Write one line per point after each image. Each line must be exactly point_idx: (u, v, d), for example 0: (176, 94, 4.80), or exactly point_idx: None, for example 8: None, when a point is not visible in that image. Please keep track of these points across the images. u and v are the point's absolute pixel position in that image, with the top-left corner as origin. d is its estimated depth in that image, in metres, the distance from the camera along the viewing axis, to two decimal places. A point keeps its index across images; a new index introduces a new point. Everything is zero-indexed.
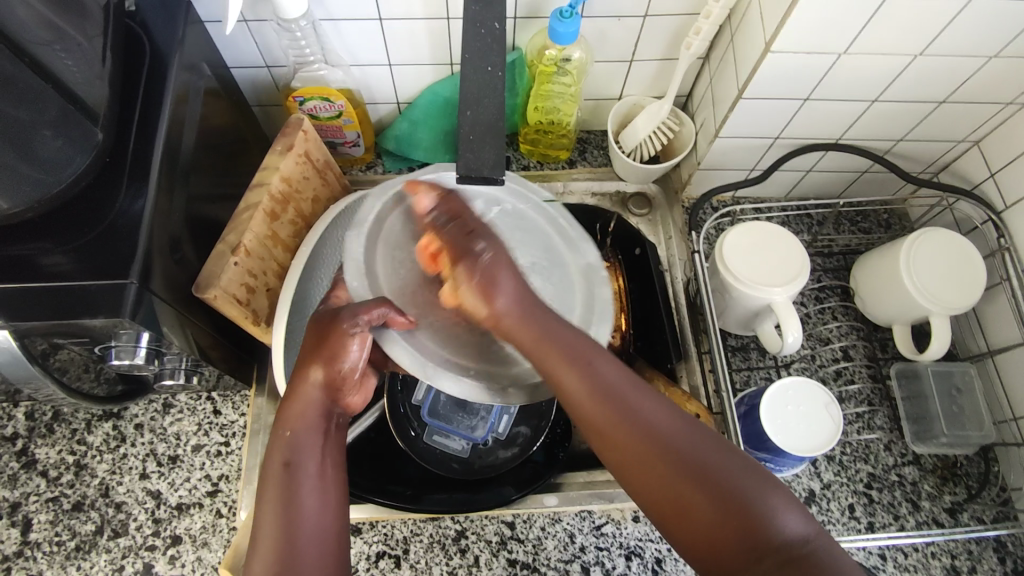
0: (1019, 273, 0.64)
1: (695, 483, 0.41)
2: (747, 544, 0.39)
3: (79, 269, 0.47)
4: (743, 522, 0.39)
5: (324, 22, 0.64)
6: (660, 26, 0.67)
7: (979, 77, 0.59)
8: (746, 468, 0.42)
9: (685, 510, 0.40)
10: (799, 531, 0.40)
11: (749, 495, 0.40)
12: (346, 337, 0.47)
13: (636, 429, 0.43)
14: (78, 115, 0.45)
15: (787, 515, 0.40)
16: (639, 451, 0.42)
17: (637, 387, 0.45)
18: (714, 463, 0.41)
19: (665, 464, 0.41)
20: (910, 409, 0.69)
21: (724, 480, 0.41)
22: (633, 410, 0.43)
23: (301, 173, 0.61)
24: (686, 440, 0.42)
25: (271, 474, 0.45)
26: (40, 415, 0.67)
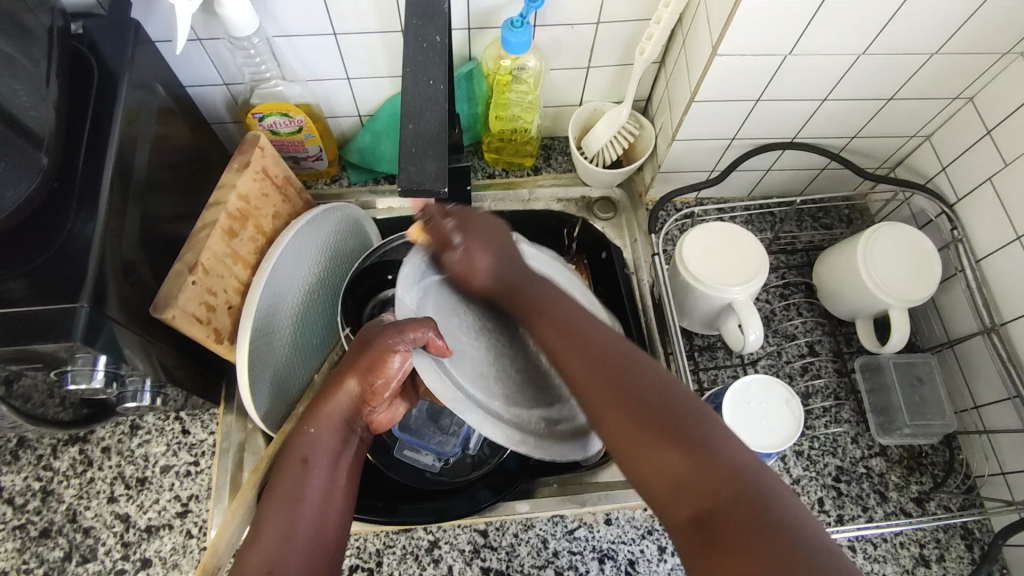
0: (972, 264, 0.66)
1: (639, 415, 0.42)
2: (676, 448, 0.40)
3: (31, 293, 0.47)
4: (681, 447, 0.40)
5: (277, 38, 0.65)
6: (614, 32, 0.68)
7: (923, 73, 0.60)
8: (693, 404, 0.43)
9: (621, 426, 0.42)
10: (737, 461, 0.39)
11: (687, 418, 0.42)
12: (389, 353, 0.48)
13: (589, 350, 0.47)
14: (22, 140, 0.45)
15: (725, 446, 0.40)
16: (593, 384, 0.45)
17: (599, 327, 0.49)
18: (664, 396, 0.43)
19: (613, 388, 0.44)
20: (874, 401, 0.70)
21: (670, 412, 0.42)
22: (591, 347, 0.47)
23: (259, 190, 0.61)
24: (638, 374, 0.45)
25: (286, 468, 0.48)
26: (4, 443, 0.66)
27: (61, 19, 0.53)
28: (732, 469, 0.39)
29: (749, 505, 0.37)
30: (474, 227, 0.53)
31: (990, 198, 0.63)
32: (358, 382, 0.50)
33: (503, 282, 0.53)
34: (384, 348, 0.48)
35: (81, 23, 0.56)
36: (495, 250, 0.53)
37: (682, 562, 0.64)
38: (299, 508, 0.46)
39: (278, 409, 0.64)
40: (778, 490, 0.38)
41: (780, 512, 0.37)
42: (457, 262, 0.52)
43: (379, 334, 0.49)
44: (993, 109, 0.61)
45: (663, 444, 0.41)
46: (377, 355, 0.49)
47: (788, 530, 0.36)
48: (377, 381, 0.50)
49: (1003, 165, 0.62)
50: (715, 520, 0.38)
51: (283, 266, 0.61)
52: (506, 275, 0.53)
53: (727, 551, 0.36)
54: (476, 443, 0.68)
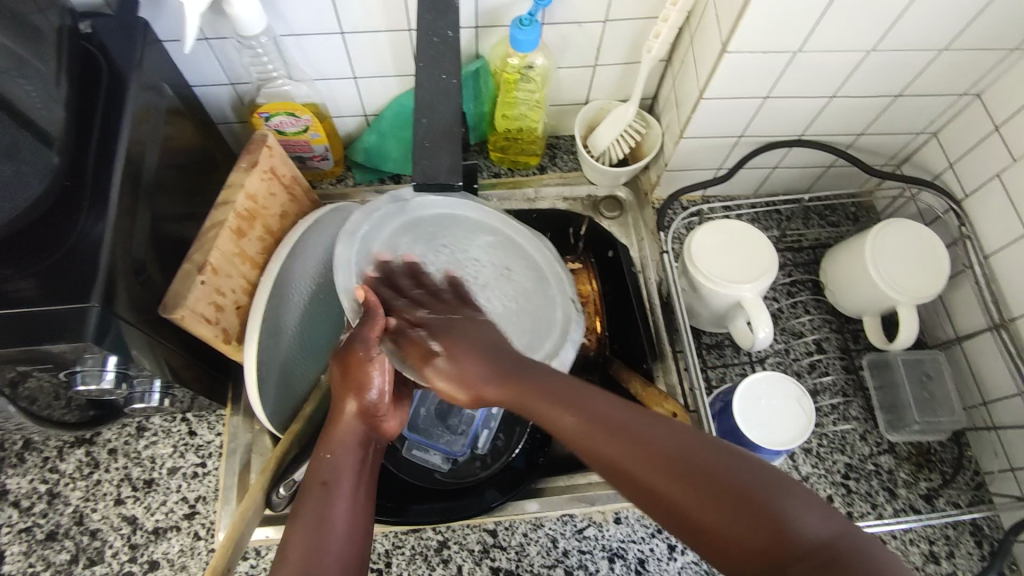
0: (981, 260, 0.66)
1: (713, 504, 0.37)
2: (758, 535, 0.36)
3: (41, 293, 0.46)
4: (768, 532, 0.36)
5: (285, 37, 0.64)
6: (622, 30, 0.68)
7: (931, 71, 0.60)
8: (761, 473, 0.38)
9: (693, 518, 0.37)
10: (824, 531, 0.36)
11: (760, 496, 0.37)
12: (369, 364, 0.49)
13: (618, 445, 0.40)
14: (32, 139, 0.45)
15: (808, 516, 0.36)
16: (648, 479, 0.39)
17: (626, 405, 0.42)
18: (725, 467, 0.38)
19: (671, 480, 0.38)
20: (883, 398, 0.70)
21: (741, 490, 0.37)
22: (629, 435, 0.40)
23: (267, 189, 0.61)
24: (695, 449, 0.39)
25: (306, 495, 0.45)
26: (10, 445, 0.66)
27: (69, 18, 0.53)
28: (824, 546, 0.35)
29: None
30: (449, 331, 0.49)
31: (999, 194, 0.64)
32: (357, 400, 0.49)
33: (499, 374, 0.46)
34: (357, 361, 0.49)
35: (89, 22, 0.56)
36: (477, 350, 0.48)
37: (693, 561, 0.64)
38: (329, 526, 0.44)
39: (286, 409, 0.64)
40: (877, 555, 0.35)
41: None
42: (439, 374, 0.47)
43: (348, 349, 0.50)
44: (1002, 105, 0.62)
45: (748, 530, 0.36)
46: (357, 369, 0.49)
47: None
48: (373, 395, 0.50)
49: (1012, 162, 0.62)
50: None
51: (291, 266, 0.61)
52: (497, 366, 0.46)
53: None
54: (484, 443, 0.69)
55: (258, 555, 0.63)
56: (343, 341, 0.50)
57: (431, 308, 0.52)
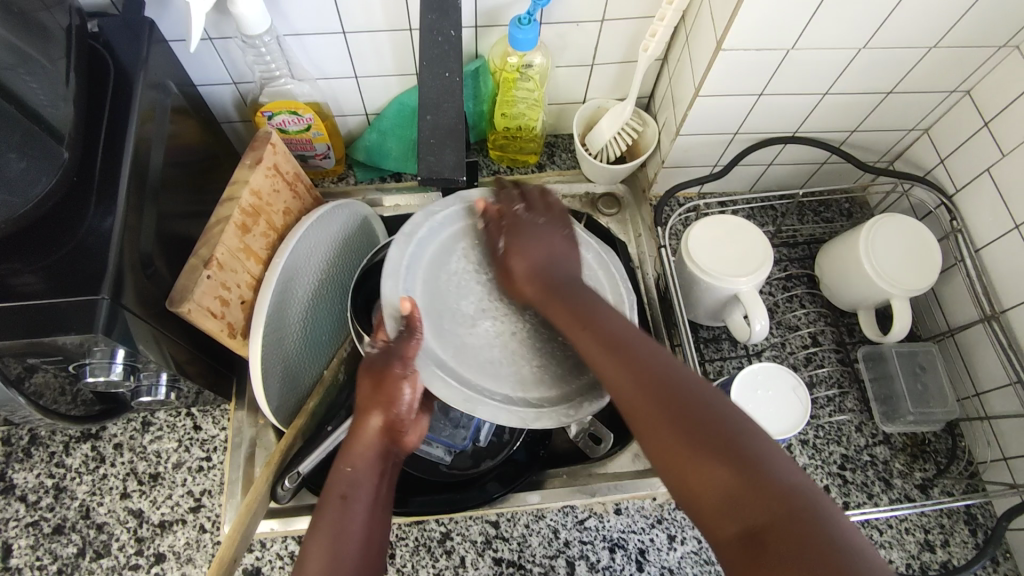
0: (972, 253, 0.67)
1: (688, 433, 0.40)
2: (728, 467, 0.38)
3: (52, 287, 0.47)
4: (734, 469, 0.38)
5: (288, 36, 0.65)
6: (618, 30, 0.69)
7: (921, 68, 0.62)
8: (744, 418, 0.40)
9: (665, 440, 0.40)
10: (787, 479, 0.38)
11: (738, 436, 0.39)
12: (400, 381, 0.49)
13: (628, 365, 0.44)
14: (43, 135, 0.46)
15: (776, 465, 0.38)
16: (637, 403, 0.42)
17: (642, 335, 0.46)
18: (711, 404, 0.41)
19: (660, 405, 0.41)
20: (878, 390, 0.71)
21: (721, 428, 0.40)
22: (637, 358, 0.44)
23: (271, 186, 0.62)
24: (691, 384, 0.42)
25: (326, 506, 0.47)
26: (16, 440, 0.67)
27: (77, 18, 0.54)
28: (785, 490, 0.37)
29: (797, 527, 0.36)
30: (525, 225, 0.54)
31: (989, 188, 0.65)
32: (384, 416, 0.50)
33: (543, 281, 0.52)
34: (391, 379, 0.49)
35: (97, 23, 0.57)
36: (542, 241, 0.54)
37: (692, 550, 0.65)
38: (345, 547, 0.45)
39: (290, 403, 0.65)
40: (829, 511, 0.36)
41: (835, 534, 0.35)
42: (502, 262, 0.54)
43: (383, 365, 0.49)
44: (991, 101, 0.63)
45: (711, 468, 0.38)
46: (389, 384, 0.49)
47: (840, 552, 0.34)
48: (402, 411, 0.50)
49: (1001, 156, 0.63)
50: (762, 538, 0.36)
51: (295, 261, 0.62)
52: (552, 276, 0.52)
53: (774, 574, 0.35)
54: (486, 436, 0.68)
55: (264, 547, 0.64)
56: (379, 354, 0.50)
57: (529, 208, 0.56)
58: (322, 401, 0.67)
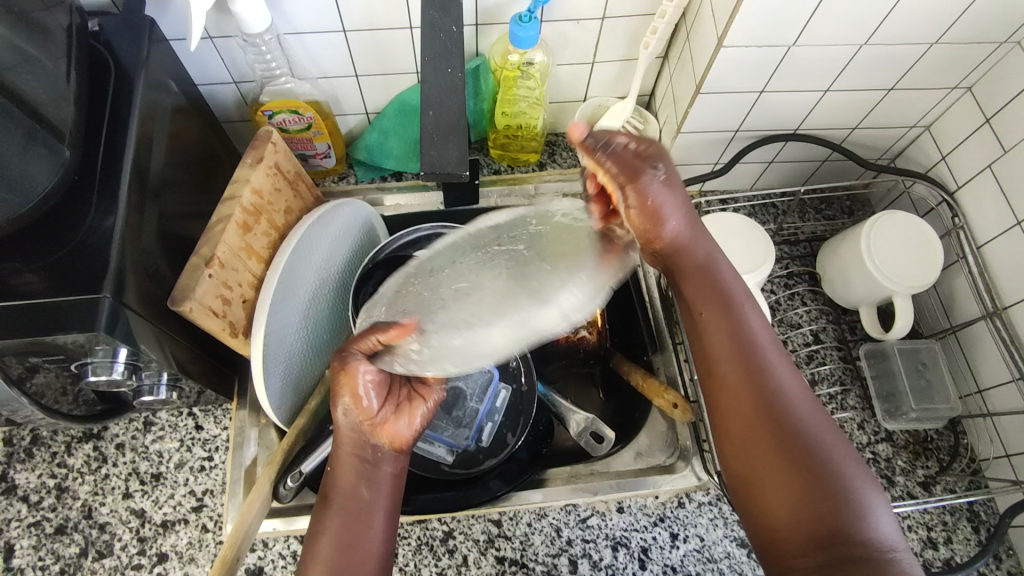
0: (974, 251, 0.67)
1: (788, 456, 0.42)
2: (821, 499, 0.41)
3: (54, 286, 0.47)
4: (823, 501, 0.41)
5: (288, 35, 0.65)
6: (619, 27, 0.69)
7: (923, 64, 0.62)
8: (848, 463, 0.42)
9: (763, 460, 0.43)
10: (885, 532, 0.40)
11: (841, 475, 0.41)
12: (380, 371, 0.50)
13: (750, 374, 0.46)
14: (44, 134, 0.46)
15: (874, 511, 0.40)
16: (752, 424, 0.44)
17: (777, 353, 0.47)
18: (822, 441, 0.43)
19: (769, 424, 0.44)
20: (880, 387, 0.71)
21: (827, 461, 0.42)
22: (764, 376, 0.46)
23: (272, 185, 0.62)
24: (809, 417, 0.44)
25: (325, 517, 0.47)
26: (18, 440, 0.66)
27: (78, 17, 0.54)
28: (871, 538, 0.39)
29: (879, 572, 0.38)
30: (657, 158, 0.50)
31: (991, 185, 0.65)
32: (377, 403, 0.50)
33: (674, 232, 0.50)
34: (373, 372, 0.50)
35: (97, 22, 0.57)
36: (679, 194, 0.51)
37: (695, 548, 0.65)
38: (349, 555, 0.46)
39: (292, 403, 0.65)
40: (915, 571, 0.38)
41: None
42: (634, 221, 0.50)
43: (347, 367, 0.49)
44: (992, 97, 0.63)
45: (806, 496, 0.41)
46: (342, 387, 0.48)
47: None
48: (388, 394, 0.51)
49: (1003, 153, 0.63)
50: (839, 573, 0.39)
51: (296, 260, 0.62)
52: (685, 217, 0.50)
53: None
54: (489, 435, 0.68)
55: (266, 546, 0.64)
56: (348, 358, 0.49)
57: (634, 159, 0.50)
58: (324, 400, 0.67)
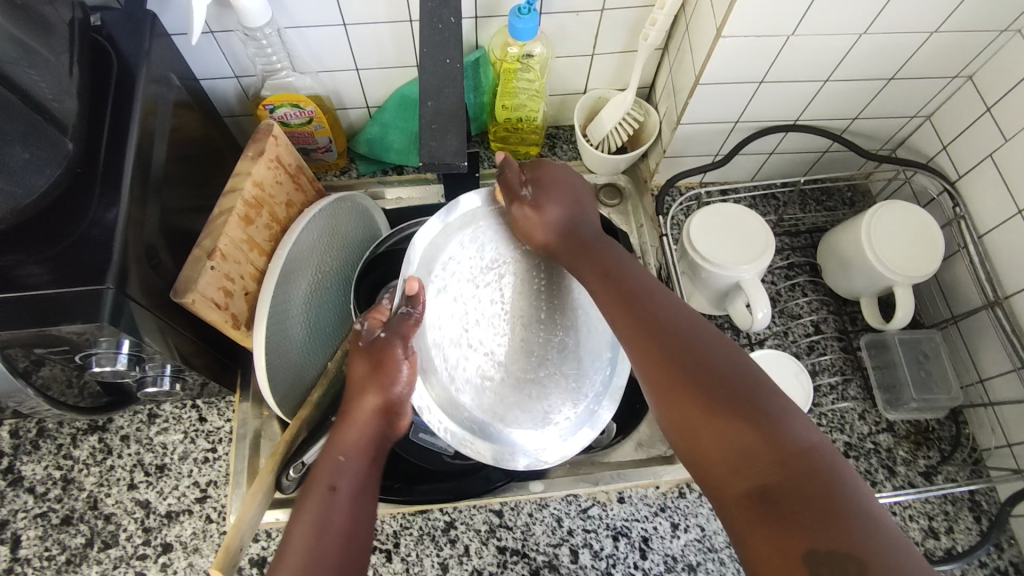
0: (975, 240, 0.67)
1: (707, 385, 0.42)
2: (741, 415, 0.40)
3: (57, 277, 0.48)
4: (745, 419, 0.39)
5: (289, 29, 0.66)
6: (618, 19, 0.69)
7: (923, 53, 0.62)
8: (761, 378, 0.42)
9: (689, 397, 0.42)
10: (805, 440, 0.38)
11: (756, 391, 0.41)
12: (398, 363, 0.48)
13: (653, 322, 0.46)
14: (47, 127, 0.46)
15: (794, 423, 0.39)
16: (670, 377, 0.43)
17: (674, 303, 0.48)
18: (736, 370, 0.42)
19: (681, 363, 0.43)
20: (881, 377, 0.71)
21: (736, 382, 0.41)
22: (665, 319, 0.46)
23: (273, 177, 0.62)
24: (711, 343, 0.44)
25: (308, 492, 0.43)
26: (25, 432, 0.67)
27: (80, 12, 0.54)
28: (800, 447, 0.38)
29: (816, 485, 0.36)
30: (552, 172, 0.58)
31: (993, 174, 0.65)
32: (378, 400, 0.47)
33: (576, 237, 0.55)
34: (384, 360, 0.48)
35: (99, 16, 0.58)
36: (565, 205, 0.56)
37: (695, 538, 0.65)
38: (328, 532, 0.42)
39: (293, 395, 0.65)
40: (843, 468, 0.37)
41: (846, 496, 0.35)
42: (523, 220, 0.55)
43: (378, 346, 0.48)
44: (993, 86, 0.63)
45: (728, 415, 0.40)
46: (387, 365, 0.47)
47: (851, 502, 0.35)
48: (397, 393, 0.48)
49: (1004, 141, 0.63)
50: (774, 495, 0.36)
51: (297, 253, 0.62)
52: (570, 237, 0.55)
53: (791, 527, 0.35)
54: None
55: (269, 537, 0.64)
56: (375, 338, 0.49)
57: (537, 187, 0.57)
58: (326, 393, 0.67)
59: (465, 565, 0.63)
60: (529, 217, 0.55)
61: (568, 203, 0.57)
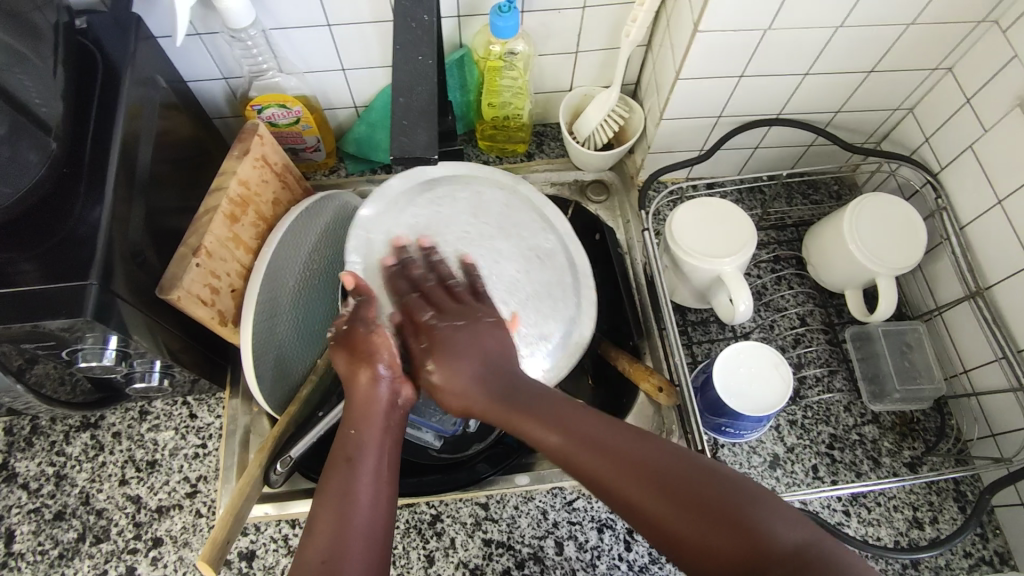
0: (956, 231, 0.67)
1: (688, 513, 0.41)
2: (731, 534, 0.40)
3: (43, 275, 0.49)
4: (735, 529, 0.40)
5: (274, 30, 0.67)
6: (600, 16, 0.70)
7: (901, 46, 0.62)
8: (732, 481, 0.42)
9: (676, 529, 0.41)
10: (794, 536, 0.40)
11: (734, 503, 0.41)
12: (374, 340, 0.53)
13: (600, 458, 0.44)
14: (32, 127, 0.47)
15: (779, 521, 0.40)
16: (660, 524, 0.41)
17: (610, 421, 0.47)
18: (701, 481, 0.42)
19: (658, 491, 0.42)
20: (865, 369, 0.72)
21: (712, 497, 0.41)
22: (618, 449, 0.44)
23: (259, 176, 0.63)
24: (666, 460, 0.44)
25: (333, 471, 0.48)
26: (19, 429, 0.68)
27: (65, 15, 0.55)
28: (794, 548, 0.39)
29: None
30: (447, 340, 0.52)
31: (973, 165, 0.65)
32: (371, 375, 0.51)
33: (494, 387, 0.50)
34: (358, 346, 0.53)
35: (86, 19, 0.59)
36: (473, 356, 0.52)
37: None
38: (353, 501, 0.46)
39: (282, 391, 0.66)
40: (835, 551, 0.39)
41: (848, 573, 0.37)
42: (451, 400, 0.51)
43: (350, 333, 0.53)
44: (972, 77, 0.63)
45: (717, 529, 0.40)
46: (362, 346, 0.52)
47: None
48: (378, 367, 0.52)
49: (983, 132, 0.63)
50: None
51: (283, 250, 0.63)
52: (490, 384, 0.50)
53: None
54: (476, 422, 0.72)
55: (258, 530, 0.65)
56: (342, 328, 0.54)
57: (439, 312, 0.54)
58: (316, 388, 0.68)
59: (451, 557, 0.64)
60: (439, 381, 0.51)
61: (463, 324, 0.53)
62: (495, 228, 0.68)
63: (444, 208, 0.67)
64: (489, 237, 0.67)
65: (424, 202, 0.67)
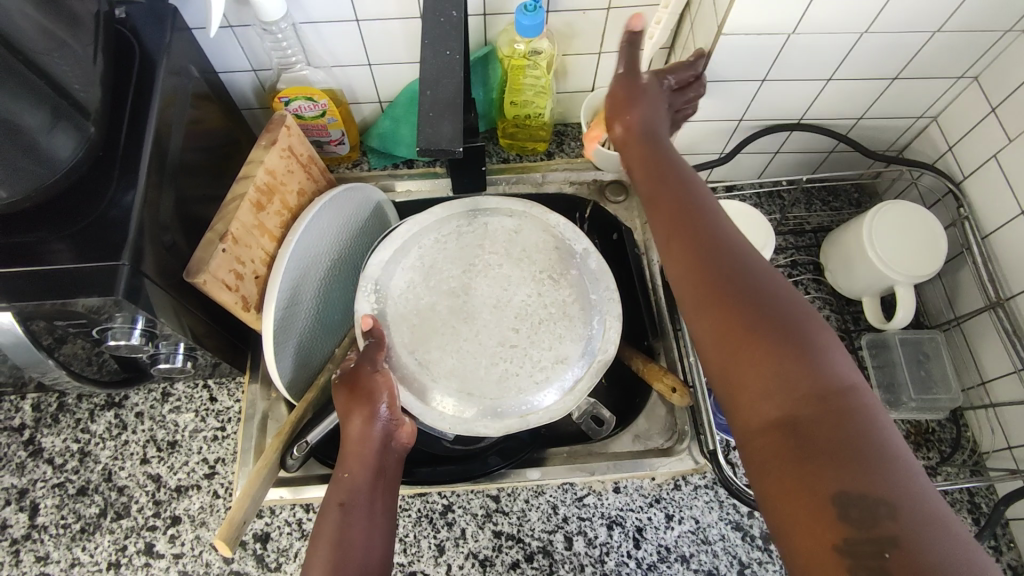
0: (979, 240, 0.67)
1: (745, 319, 0.39)
2: (783, 344, 0.38)
3: (76, 254, 0.50)
4: (785, 352, 0.38)
5: (304, 24, 0.68)
6: (625, 17, 0.71)
7: (927, 52, 0.62)
8: (813, 322, 0.39)
9: (721, 324, 0.40)
10: (844, 378, 0.37)
11: (801, 327, 0.38)
12: (373, 381, 0.54)
13: (699, 240, 0.44)
14: (72, 112, 0.49)
15: (833, 361, 0.37)
16: (720, 313, 0.40)
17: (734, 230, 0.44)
18: (785, 312, 0.39)
19: (731, 299, 0.40)
20: (881, 377, 0.71)
21: (782, 318, 0.39)
22: (720, 247, 0.43)
23: (286, 166, 0.64)
24: (772, 285, 0.40)
25: (325, 518, 0.48)
26: (46, 406, 0.71)
27: (105, 5, 0.57)
28: (834, 384, 0.36)
29: (846, 422, 0.35)
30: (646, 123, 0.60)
31: (997, 174, 0.64)
32: (366, 417, 0.52)
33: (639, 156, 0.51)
34: (359, 389, 0.54)
35: (124, 10, 0.61)
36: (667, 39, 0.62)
37: (689, 530, 0.65)
38: (346, 544, 0.47)
39: (301, 378, 0.67)
40: (875, 409, 0.36)
41: (876, 434, 0.34)
42: None
43: (353, 373, 0.55)
44: (997, 86, 0.63)
45: (759, 341, 0.38)
46: (362, 388, 0.54)
47: (889, 448, 0.34)
48: (377, 409, 0.53)
49: (1008, 142, 0.63)
50: (800, 425, 0.36)
51: (307, 240, 0.64)
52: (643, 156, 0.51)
53: (813, 460, 0.34)
54: None
55: (273, 513, 0.67)
56: (346, 369, 0.56)
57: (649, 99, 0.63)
58: None
59: (461, 548, 0.65)
60: None
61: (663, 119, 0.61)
62: (519, 264, 0.67)
63: (450, 246, 0.68)
64: (498, 267, 0.67)
65: (442, 237, 0.68)
